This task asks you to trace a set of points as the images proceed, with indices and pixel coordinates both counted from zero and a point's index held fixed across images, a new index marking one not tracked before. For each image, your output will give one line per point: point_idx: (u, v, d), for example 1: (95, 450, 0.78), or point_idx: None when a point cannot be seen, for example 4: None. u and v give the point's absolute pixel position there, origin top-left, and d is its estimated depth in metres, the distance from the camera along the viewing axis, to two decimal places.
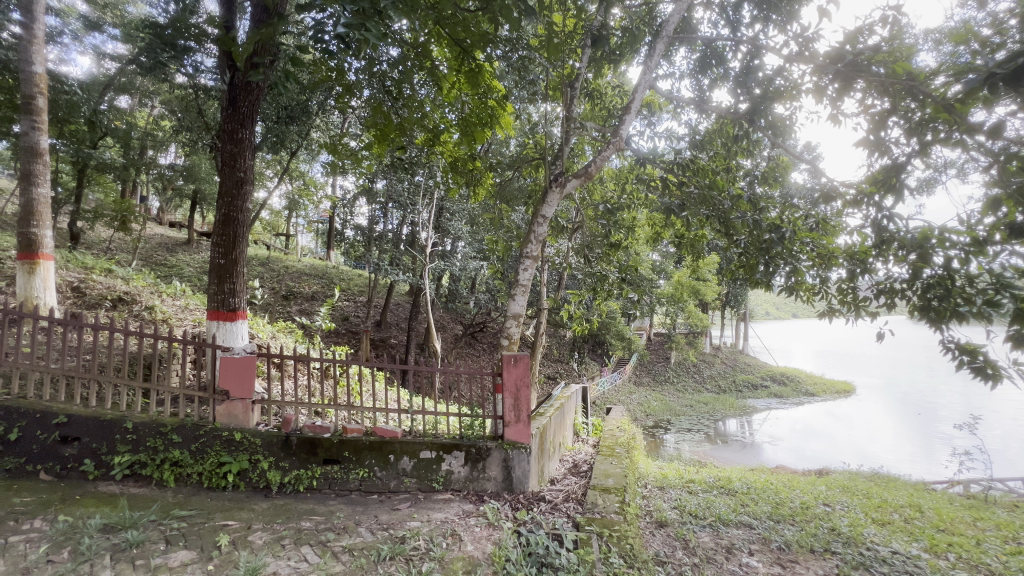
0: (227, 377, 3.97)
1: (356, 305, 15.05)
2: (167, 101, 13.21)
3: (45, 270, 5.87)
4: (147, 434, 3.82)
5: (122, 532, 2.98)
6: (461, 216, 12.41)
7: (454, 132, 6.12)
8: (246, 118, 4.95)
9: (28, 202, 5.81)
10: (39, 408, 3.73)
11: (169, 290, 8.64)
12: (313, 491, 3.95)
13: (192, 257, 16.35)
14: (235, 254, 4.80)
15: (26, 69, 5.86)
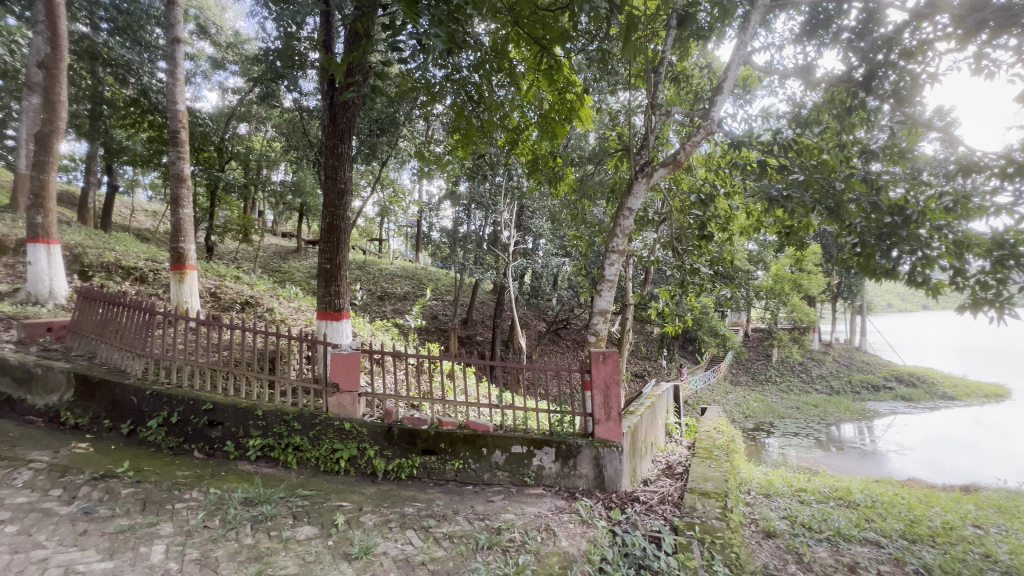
0: (337, 370, 4.36)
1: (444, 305, 15.74)
2: (278, 124, 14.86)
3: (190, 279, 6.84)
4: (274, 421, 4.30)
5: (259, 506, 3.42)
6: (542, 213, 12.44)
7: (534, 129, 6.12)
8: (344, 134, 5.38)
9: (177, 221, 6.84)
10: (191, 396, 4.37)
11: (285, 294, 9.70)
12: (413, 479, 4.21)
13: (301, 263, 18.17)
14: (338, 259, 5.25)
15: (172, 108, 6.93)
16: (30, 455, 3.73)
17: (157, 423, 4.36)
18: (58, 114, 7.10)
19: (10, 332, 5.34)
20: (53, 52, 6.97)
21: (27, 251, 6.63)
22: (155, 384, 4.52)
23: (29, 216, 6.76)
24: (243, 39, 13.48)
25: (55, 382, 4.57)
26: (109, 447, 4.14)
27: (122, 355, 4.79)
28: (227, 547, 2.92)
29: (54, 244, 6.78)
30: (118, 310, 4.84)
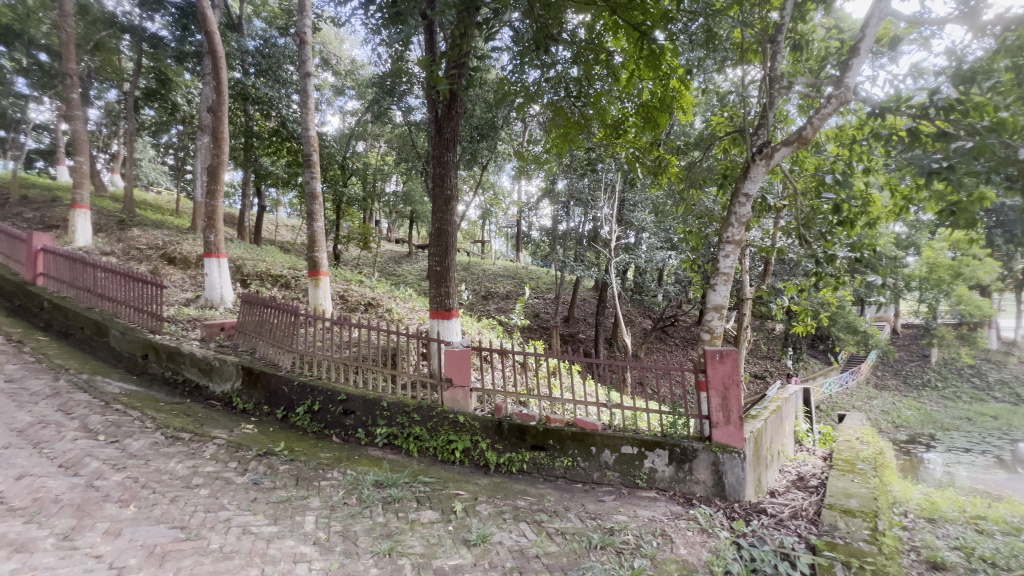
0: (450, 366, 4.64)
1: (546, 303, 15.88)
2: (389, 139, 16.20)
3: (324, 284, 7.72)
4: (397, 412, 4.70)
5: (388, 489, 3.77)
6: (645, 206, 11.94)
7: (634, 120, 5.90)
8: (449, 143, 5.69)
9: (312, 234, 7.80)
10: (329, 387, 4.95)
11: (400, 295, 10.56)
12: (524, 474, 4.31)
13: (413, 267, 19.62)
14: (447, 262, 5.58)
15: (305, 135, 7.92)
16: (213, 432, 4.52)
17: (303, 409, 5.01)
18: (222, 149, 8.51)
19: (195, 330, 6.49)
20: (217, 98, 8.39)
21: (204, 264, 8.02)
22: (301, 376, 5.19)
23: (204, 235, 8.15)
24: (358, 65, 14.94)
25: (228, 372, 5.45)
26: (269, 429, 4.85)
27: (274, 351, 5.58)
28: (363, 523, 3.26)
29: (222, 257, 8.10)
30: (270, 312, 5.66)
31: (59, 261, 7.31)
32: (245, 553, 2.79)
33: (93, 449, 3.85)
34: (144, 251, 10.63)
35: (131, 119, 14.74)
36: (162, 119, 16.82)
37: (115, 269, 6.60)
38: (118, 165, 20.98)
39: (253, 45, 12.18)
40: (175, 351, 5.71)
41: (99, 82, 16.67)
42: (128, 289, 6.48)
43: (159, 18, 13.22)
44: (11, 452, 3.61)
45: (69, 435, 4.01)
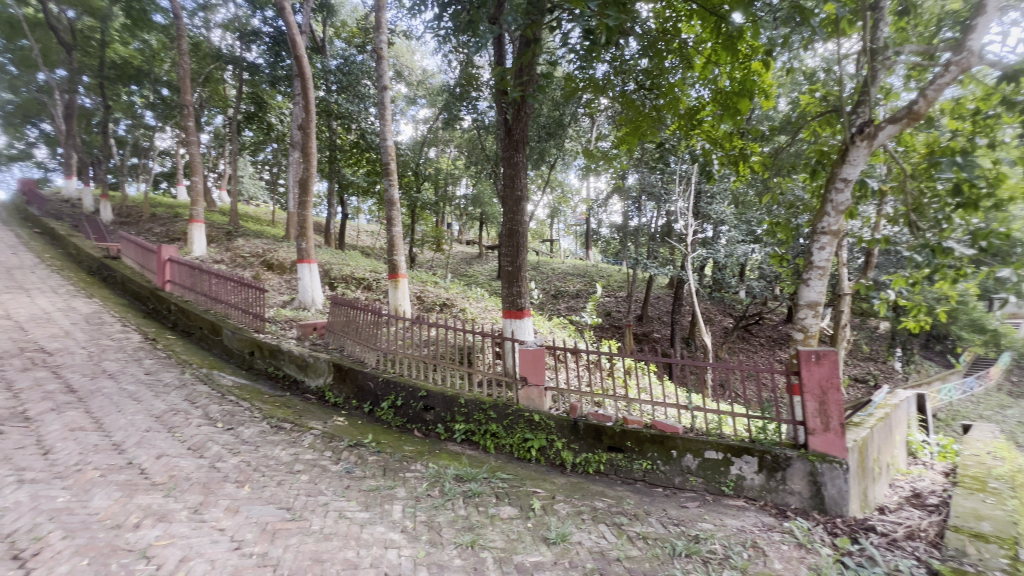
0: (524, 365, 4.70)
1: (618, 301, 15.52)
2: (459, 144, 16.72)
3: (402, 286, 8.09)
4: (474, 409, 4.83)
5: (468, 483, 3.89)
6: (724, 197, 11.27)
7: (710, 107, 5.59)
8: (518, 144, 5.75)
9: (391, 239, 8.23)
10: (411, 384, 5.20)
11: (473, 295, 10.83)
12: (601, 475, 4.25)
13: (484, 267, 20.06)
14: (518, 261, 5.64)
15: (383, 145, 8.38)
16: (310, 423, 4.93)
17: (388, 404, 5.30)
18: (311, 163, 9.25)
19: (292, 330, 7.11)
20: (307, 116, 9.16)
21: (297, 269, 8.69)
22: (385, 372, 5.51)
23: (297, 243, 8.86)
24: (429, 74, 15.57)
25: (321, 368, 5.92)
26: (357, 422, 5.20)
27: (360, 348, 5.96)
28: (446, 515, 3.40)
29: (313, 263, 8.75)
30: (356, 312, 6.06)
31: (182, 270, 8.34)
32: (342, 536, 3.03)
33: (214, 434, 4.36)
34: (248, 258, 11.84)
35: (235, 141, 16.50)
36: (260, 139, 18.63)
37: (226, 275, 7.39)
38: (225, 182, 23.56)
39: (335, 64, 13.12)
40: (276, 349, 6.30)
41: (209, 110, 18.82)
42: (236, 293, 7.24)
43: (256, 48, 14.64)
44: (152, 434, 4.19)
45: (195, 422, 4.57)
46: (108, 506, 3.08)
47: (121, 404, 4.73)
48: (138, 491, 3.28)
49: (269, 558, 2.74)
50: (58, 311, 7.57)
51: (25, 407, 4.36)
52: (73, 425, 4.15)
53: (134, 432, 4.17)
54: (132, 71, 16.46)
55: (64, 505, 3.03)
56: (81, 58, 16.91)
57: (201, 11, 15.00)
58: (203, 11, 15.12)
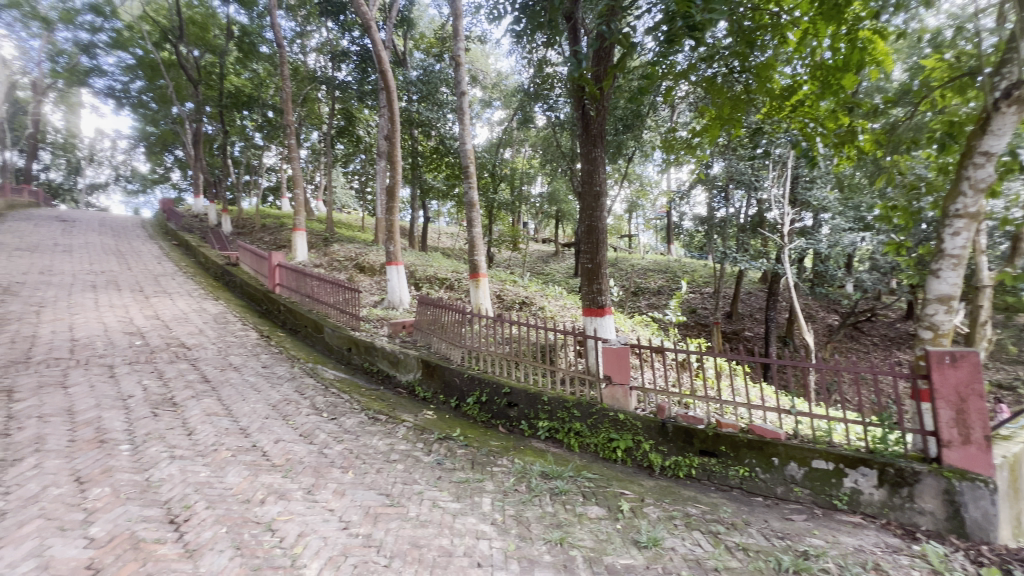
0: (608, 363, 4.62)
1: (703, 297, 14.69)
2: (534, 142, 16.80)
3: (482, 284, 8.27)
4: (557, 407, 4.83)
5: (554, 481, 3.91)
6: (826, 181, 10.21)
7: (810, 84, 5.09)
8: (597, 138, 5.65)
9: (472, 239, 8.46)
10: (494, 380, 5.32)
11: (551, 293, 10.83)
12: (692, 480, 4.05)
13: (560, 265, 20.01)
14: (598, 258, 5.55)
15: (463, 149, 8.66)
16: (403, 416, 5.24)
17: (473, 400, 5.45)
18: (396, 171, 9.81)
19: (383, 328, 7.59)
20: (393, 127, 9.73)
21: (386, 271, 9.26)
22: (470, 369, 5.68)
23: (386, 246, 9.43)
24: (503, 76, 15.83)
25: (410, 364, 6.25)
26: (445, 416, 5.42)
27: (445, 345, 6.21)
28: (534, 510, 3.44)
29: (399, 264, 9.23)
30: (441, 311, 6.32)
31: (289, 274, 9.25)
32: (437, 524, 3.18)
33: (321, 423, 4.79)
34: (344, 262, 12.85)
35: (329, 154, 17.98)
36: (350, 151, 20.12)
37: (326, 278, 8.08)
38: (321, 193, 25.72)
39: (415, 75, 13.77)
40: (370, 346, 6.76)
41: (307, 128, 20.65)
42: (335, 294, 7.88)
43: (345, 66, 15.83)
44: (270, 421, 4.69)
45: (305, 411, 5.05)
46: (239, 482, 3.51)
47: (245, 393, 5.36)
48: (262, 471, 3.70)
49: (373, 539, 2.96)
50: (194, 311, 8.77)
51: (172, 393, 5.11)
52: (208, 410, 4.77)
53: (257, 419, 4.71)
54: (244, 98, 18.56)
55: (205, 479, 3.50)
56: (205, 90, 19.40)
57: (299, 37, 16.52)
58: (300, 37, 16.63)
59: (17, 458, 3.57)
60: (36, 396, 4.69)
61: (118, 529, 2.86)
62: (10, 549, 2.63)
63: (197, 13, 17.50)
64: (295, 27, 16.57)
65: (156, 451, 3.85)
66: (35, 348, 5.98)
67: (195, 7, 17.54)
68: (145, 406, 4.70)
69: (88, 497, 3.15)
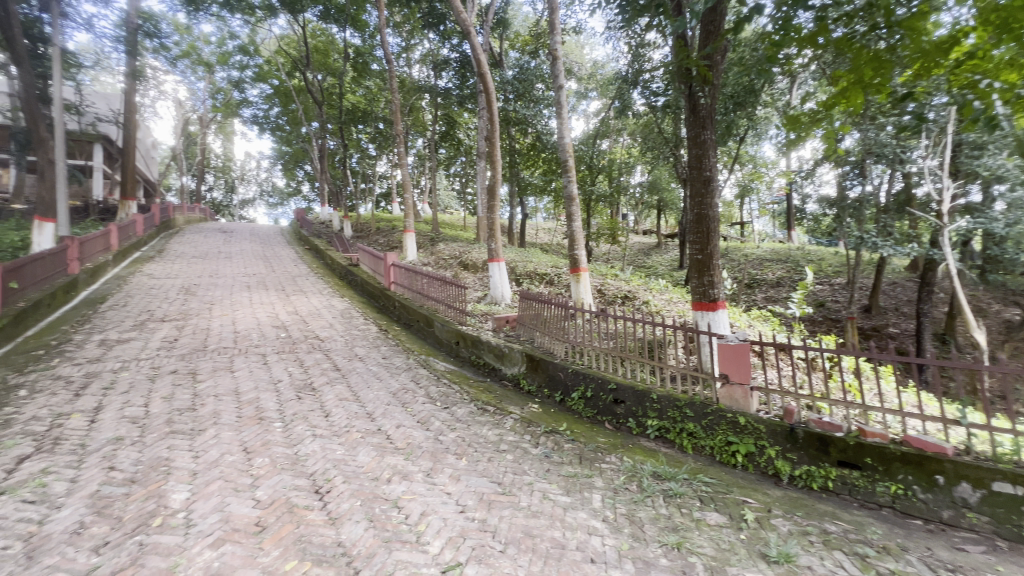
0: (725, 361, 4.29)
1: (833, 289, 13.01)
2: (632, 130, 16.21)
3: (583, 279, 8.17)
4: (668, 405, 4.60)
5: (667, 482, 3.75)
6: (1002, 146, 8.42)
7: (980, 32, 4.20)
8: (706, 120, 5.25)
9: (572, 233, 8.39)
10: (600, 376, 5.21)
11: (655, 287, 10.36)
12: (829, 494, 3.61)
13: (663, 258, 19.10)
14: (710, 249, 5.18)
15: (562, 144, 8.62)
16: (510, 408, 5.39)
17: (578, 395, 5.41)
18: (497, 170, 10.08)
19: (488, 322, 7.86)
20: (492, 127, 9.99)
21: (488, 268, 9.56)
22: (574, 364, 5.63)
23: (488, 244, 9.73)
24: (599, 65, 15.50)
25: (515, 358, 6.38)
26: (551, 410, 5.46)
27: (548, 340, 6.24)
28: (647, 511, 3.34)
29: (501, 261, 9.48)
30: (544, 307, 6.36)
31: (402, 272, 10.00)
32: (548, 516, 3.22)
33: (436, 411, 5.12)
34: (449, 260, 13.57)
35: (433, 158, 19.10)
36: (452, 154, 21.16)
37: (434, 276, 8.58)
38: (427, 196, 27.41)
39: (512, 74, 14.00)
40: (476, 340, 7.03)
41: (413, 135, 22.13)
42: (443, 291, 8.35)
43: (446, 74, 16.64)
44: (392, 407, 5.13)
45: (421, 399, 5.44)
46: (369, 461, 3.89)
47: (370, 381, 5.93)
48: (387, 452, 4.06)
49: (488, 525, 3.09)
50: (325, 307, 9.89)
51: (312, 379, 5.82)
52: (341, 395, 5.36)
53: (380, 405, 5.17)
54: (359, 114, 20.44)
55: (342, 456, 3.94)
56: (327, 110, 21.70)
57: (405, 51, 17.79)
58: (405, 51, 17.84)
59: (202, 429, 4.33)
60: (213, 378, 5.65)
61: (277, 494, 3.34)
62: (201, 503, 3.21)
63: (319, 41, 19.61)
64: (401, 42, 17.83)
65: (302, 429, 4.42)
66: (209, 339, 7.21)
67: (318, 36, 19.67)
68: (292, 390, 5.42)
69: (253, 464, 3.73)
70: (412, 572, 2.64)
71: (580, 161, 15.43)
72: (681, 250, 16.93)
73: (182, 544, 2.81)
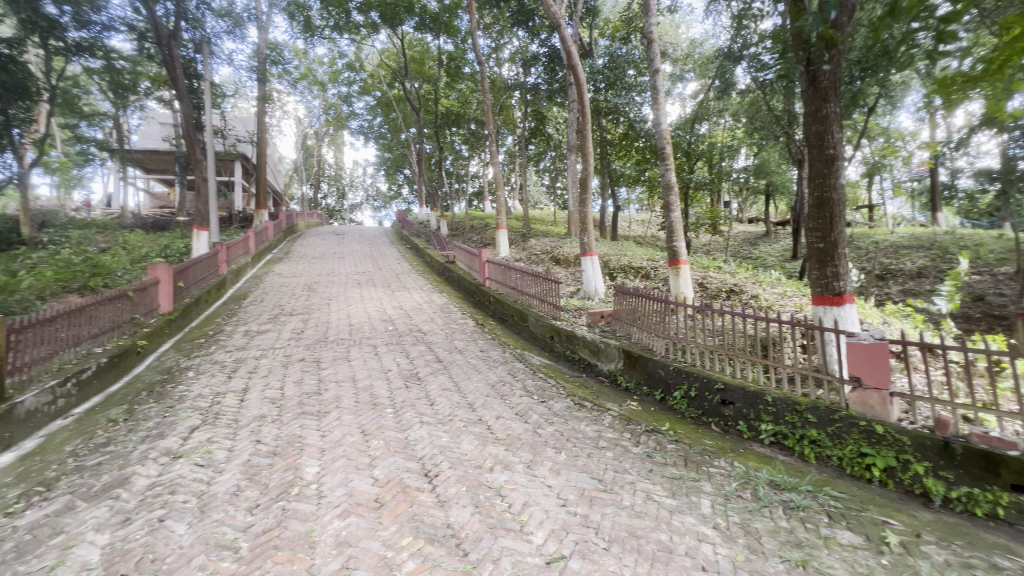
0: (857, 362, 3.79)
1: (996, 280, 10.91)
2: (735, 110, 14.98)
3: (683, 272, 7.73)
4: (785, 409, 4.18)
5: (787, 493, 3.44)
6: None
7: None
8: (829, 91, 4.65)
9: (670, 224, 7.96)
10: (705, 375, 4.89)
11: (766, 280, 9.48)
12: (998, 523, 3.06)
13: (773, 248, 17.43)
14: (834, 236, 4.62)
15: (659, 130, 8.20)
16: (607, 405, 5.29)
17: (680, 394, 5.13)
18: (589, 162, 9.90)
19: (582, 317, 7.77)
20: (583, 120, 9.82)
21: (581, 262, 9.43)
22: (676, 361, 5.36)
23: (580, 238, 9.60)
24: (697, 43, 14.54)
25: (611, 354, 6.22)
26: (651, 409, 5.25)
27: (647, 336, 5.99)
28: (764, 522, 3.10)
29: (594, 255, 9.31)
30: (642, 301, 6.13)
31: (496, 268, 10.26)
32: (653, 517, 3.12)
33: (533, 405, 5.19)
34: (540, 255, 13.64)
35: (524, 155, 19.32)
36: (541, 149, 21.24)
37: (528, 271, 8.68)
38: (517, 193, 27.86)
39: (602, 63, 13.62)
40: (571, 335, 6.98)
41: (503, 133, 22.57)
42: (537, 285, 8.41)
43: (535, 70, 16.70)
44: (491, 399, 5.31)
45: (518, 392, 5.55)
46: (472, 449, 4.06)
47: (470, 372, 6.19)
48: (488, 442, 4.21)
49: (591, 521, 3.07)
50: (425, 302, 10.51)
51: (417, 369, 6.22)
52: (444, 385, 5.66)
53: (480, 396, 5.37)
54: (453, 117, 21.34)
55: (447, 443, 4.16)
56: (424, 115, 22.92)
57: (495, 52, 18.21)
58: (495, 52, 18.23)
59: (327, 411, 4.84)
60: (333, 366, 6.29)
61: (391, 474, 3.63)
62: (329, 477, 3.59)
63: (416, 51, 20.77)
64: (491, 43, 18.25)
65: (410, 416, 4.74)
66: (329, 331, 8.03)
67: (415, 47, 20.83)
68: (401, 379, 5.83)
69: (371, 446, 4.08)
70: (518, 559, 2.72)
71: (677, 148, 14.60)
72: (794, 238, 15.32)
73: (316, 512, 3.17)
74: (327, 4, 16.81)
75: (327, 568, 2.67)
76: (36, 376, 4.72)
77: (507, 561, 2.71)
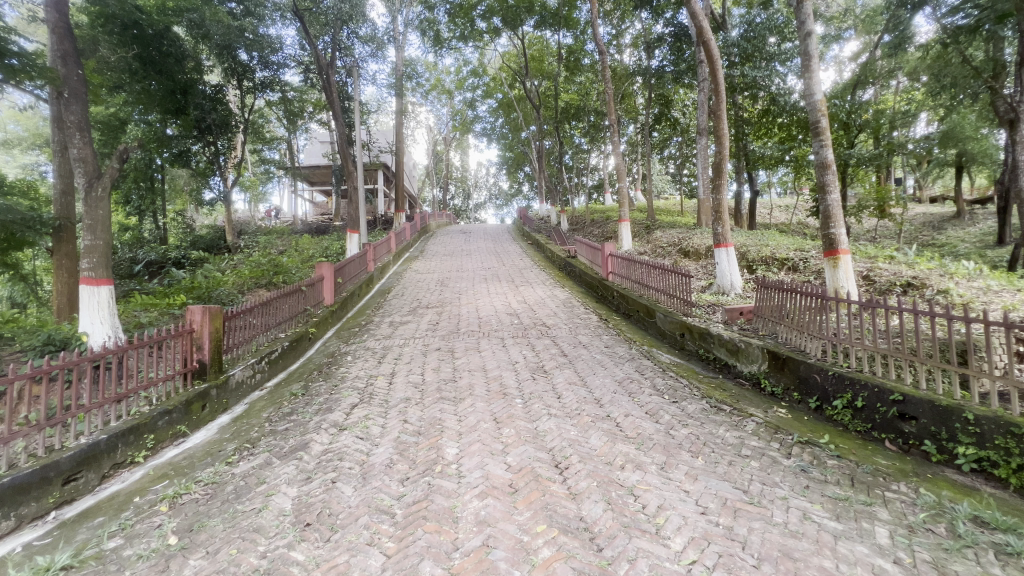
0: None
1: None
2: (912, 68, 12.47)
3: (845, 263, 6.64)
4: (993, 430, 3.37)
5: (1000, 533, 2.79)
6: None
7: None
8: None
9: (826, 209, 6.89)
10: (876, 382, 4.17)
11: (960, 271, 7.74)
12: None
13: (967, 232, 14.18)
14: None
15: (811, 101, 7.14)
16: (750, 410, 4.82)
17: (842, 403, 4.45)
18: (723, 144, 9.03)
19: (717, 314, 7.17)
20: (716, 98, 8.98)
21: (714, 254, 8.70)
22: (836, 366, 4.66)
23: (714, 228, 8.83)
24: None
25: (754, 354, 5.63)
26: (804, 418, 4.65)
27: (799, 336, 5.30)
28: (967, 565, 2.56)
29: (730, 246, 8.51)
30: (792, 297, 5.45)
31: (620, 262, 9.97)
32: (813, 540, 2.77)
33: (664, 404, 4.96)
34: (667, 248, 12.92)
35: (648, 143, 18.46)
36: (666, 136, 20.07)
37: (655, 265, 8.28)
38: (639, 183, 26.77)
39: (737, 34, 12.34)
40: (705, 332, 6.51)
41: (625, 121, 21.80)
42: (665, 279, 7.98)
43: (659, 52, 15.81)
44: (619, 395, 5.20)
45: (647, 391, 5.34)
46: (601, 445, 4.02)
47: (596, 367, 6.15)
48: (618, 439, 4.13)
49: (736, 534, 2.84)
50: (548, 297, 10.65)
51: (543, 362, 6.36)
52: (570, 379, 5.69)
53: (607, 392, 5.29)
54: (573, 110, 21.25)
55: (576, 437, 4.18)
56: (544, 112, 23.22)
57: (616, 38, 17.67)
58: (616, 39, 17.68)
59: (461, 398, 5.20)
60: (465, 356, 6.73)
61: (523, 462, 3.77)
62: (467, 459, 3.86)
63: (536, 49, 21.08)
64: (612, 30, 17.73)
65: (539, 407, 4.87)
66: (460, 323, 8.61)
67: (534, 45, 21.17)
68: (527, 371, 6.01)
69: (503, 433, 4.28)
70: (655, 563, 2.63)
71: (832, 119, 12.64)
72: (1000, 218, 12.30)
73: (457, 489, 3.44)
74: (454, 16, 17.90)
75: (470, 543, 2.87)
76: (241, 354, 5.85)
77: (644, 562, 2.64)
